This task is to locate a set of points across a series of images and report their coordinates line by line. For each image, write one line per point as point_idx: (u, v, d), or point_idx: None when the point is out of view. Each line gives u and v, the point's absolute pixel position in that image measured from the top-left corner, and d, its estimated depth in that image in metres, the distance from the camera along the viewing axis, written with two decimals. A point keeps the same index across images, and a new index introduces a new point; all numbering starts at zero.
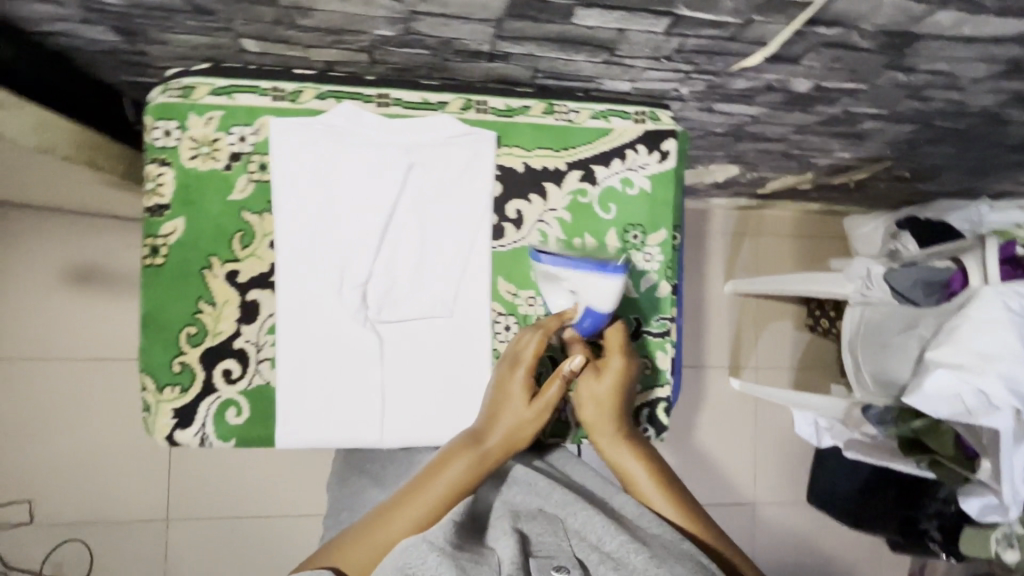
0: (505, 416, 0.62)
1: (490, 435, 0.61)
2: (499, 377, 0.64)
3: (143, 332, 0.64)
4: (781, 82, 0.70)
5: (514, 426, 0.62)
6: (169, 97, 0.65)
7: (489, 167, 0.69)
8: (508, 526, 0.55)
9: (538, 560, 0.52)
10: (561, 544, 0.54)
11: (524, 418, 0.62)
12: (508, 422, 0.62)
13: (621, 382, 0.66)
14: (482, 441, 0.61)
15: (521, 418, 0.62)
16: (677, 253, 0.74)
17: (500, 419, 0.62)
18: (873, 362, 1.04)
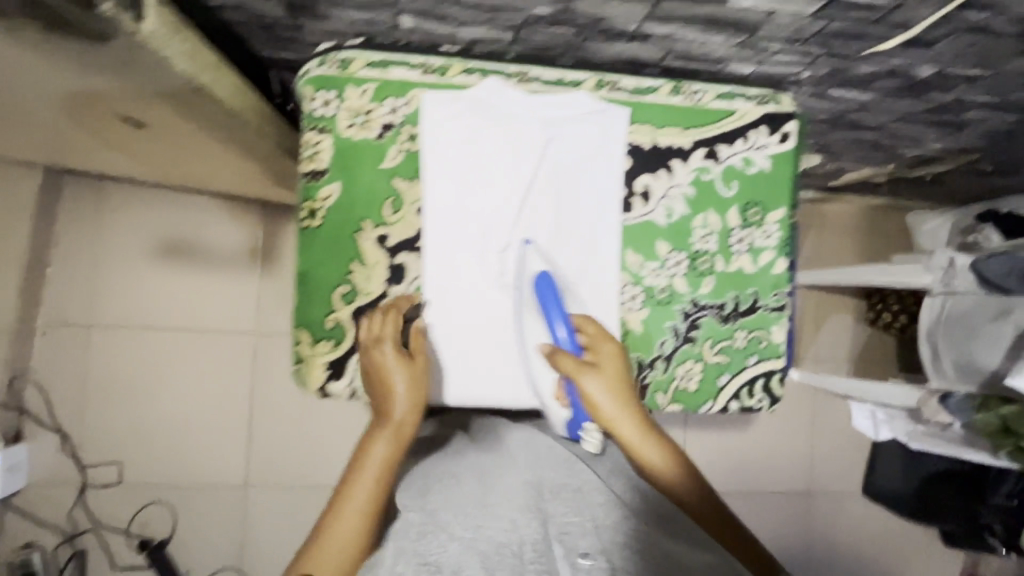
0: (392, 388, 0.64)
1: (392, 404, 0.64)
2: (375, 361, 0.65)
3: (300, 290, 0.70)
4: (905, 68, 0.72)
5: (411, 390, 0.65)
6: (327, 69, 0.68)
7: (620, 143, 0.73)
8: (531, 510, 0.56)
9: (561, 546, 0.53)
10: (584, 524, 0.55)
11: (411, 382, 0.65)
12: (396, 391, 0.64)
13: (610, 369, 0.68)
14: (390, 417, 0.64)
15: (407, 384, 0.65)
16: (793, 231, 0.77)
17: (393, 389, 0.64)
18: (956, 351, 1.08)
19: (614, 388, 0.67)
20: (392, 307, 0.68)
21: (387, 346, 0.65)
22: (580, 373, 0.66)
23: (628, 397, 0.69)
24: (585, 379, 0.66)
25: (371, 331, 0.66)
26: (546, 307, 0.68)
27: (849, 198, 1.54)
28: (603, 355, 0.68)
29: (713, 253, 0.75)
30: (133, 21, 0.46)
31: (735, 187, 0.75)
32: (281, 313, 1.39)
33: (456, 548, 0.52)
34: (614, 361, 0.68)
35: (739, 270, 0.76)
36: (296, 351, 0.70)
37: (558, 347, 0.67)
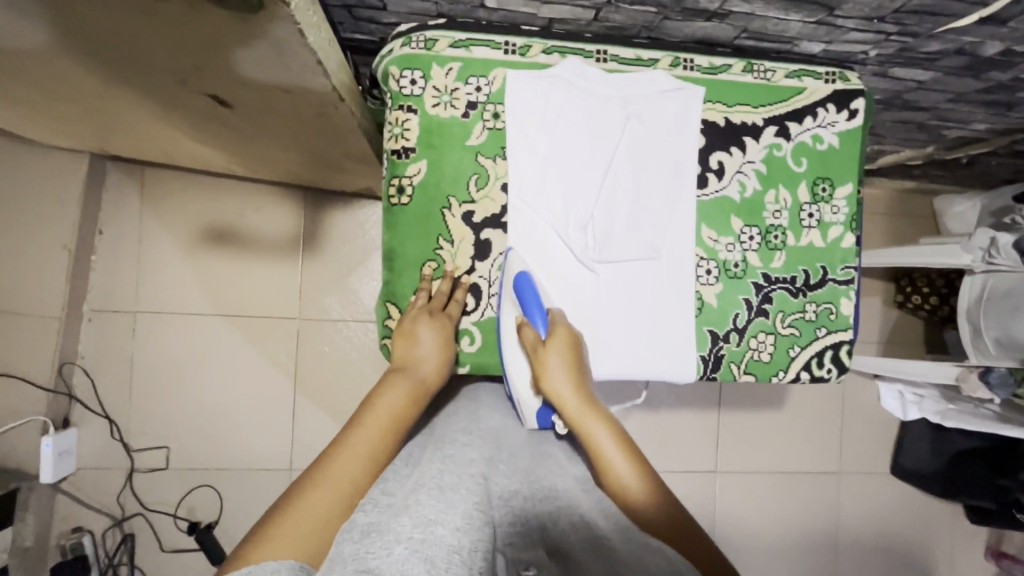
0: (427, 357, 0.67)
1: (423, 370, 0.66)
2: (412, 321, 0.68)
3: (388, 266, 0.72)
4: (973, 46, 0.75)
5: (443, 363, 0.68)
6: (413, 49, 0.70)
7: (697, 120, 0.74)
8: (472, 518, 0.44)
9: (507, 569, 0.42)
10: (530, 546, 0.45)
11: (447, 359, 0.69)
12: (430, 358, 0.67)
13: (564, 352, 0.65)
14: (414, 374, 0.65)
15: (442, 356, 0.68)
16: (861, 206, 0.79)
17: (430, 358, 0.67)
18: (1000, 327, 1.12)
19: (569, 371, 0.64)
20: (438, 289, 0.71)
21: (438, 317, 0.68)
22: (535, 353, 0.66)
23: (589, 389, 0.64)
24: (540, 359, 0.65)
25: (430, 304, 0.69)
26: (523, 293, 0.68)
27: (879, 182, 1.57)
28: (560, 339, 0.66)
29: (784, 228, 0.77)
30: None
31: (805, 162, 0.77)
32: (323, 299, 1.40)
33: (402, 553, 0.39)
34: (571, 346, 0.66)
35: (810, 244, 0.77)
36: (384, 327, 0.72)
37: (525, 324, 0.67)
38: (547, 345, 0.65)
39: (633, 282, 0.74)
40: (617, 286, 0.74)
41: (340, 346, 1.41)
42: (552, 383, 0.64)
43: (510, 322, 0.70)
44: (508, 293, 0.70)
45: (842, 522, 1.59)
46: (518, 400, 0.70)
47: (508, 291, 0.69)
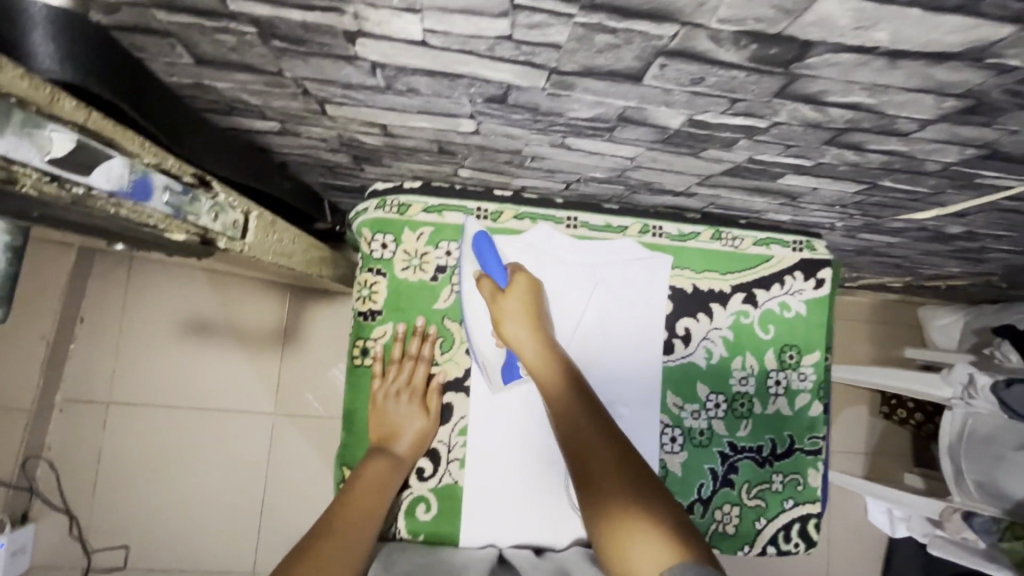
0: (400, 425, 0.69)
1: (398, 443, 0.69)
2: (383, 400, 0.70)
3: (348, 429, 0.72)
4: (936, 227, 0.76)
5: (418, 437, 0.70)
6: (387, 214, 0.72)
7: (663, 288, 0.76)
8: None
9: None
10: None
11: (423, 430, 0.70)
12: (407, 430, 0.69)
13: (524, 306, 0.69)
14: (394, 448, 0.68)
15: (418, 432, 0.70)
16: (827, 373, 0.79)
17: (406, 431, 0.69)
18: (982, 473, 1.10)
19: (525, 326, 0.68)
20: (411, 351, 0.72)
21: (406, 392, 0.70)
22: (494, 302, 0.70)
23: (547, 340, 0.68)
24: (497, 308, 0.69)
25: (399, 378, 0.71)
26: (481, 254, 0.71)
27: (863, 292, 1.57)
28: (518, 288, 0.70)
29: (751, 395, 0.77)
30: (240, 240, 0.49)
31: (772, 329, 0.78)
32: (299, 394, 1.39)
33: None
34: (529, 295, 0.70)
35: (776, 412, 0.77)
36: (338, 491, 0.71)
37: (483, 278, 0.71)
38: (507, 294, 0.69)
39: None
40: None
41: (312, 443, 1.38)
42: (510, 331, 0.68)
43: (467, 278, 0.72)
44: (466, 255, 0.72)
45: None
46: (480, 356, 0.72)
47: (466, 252, 0.72)
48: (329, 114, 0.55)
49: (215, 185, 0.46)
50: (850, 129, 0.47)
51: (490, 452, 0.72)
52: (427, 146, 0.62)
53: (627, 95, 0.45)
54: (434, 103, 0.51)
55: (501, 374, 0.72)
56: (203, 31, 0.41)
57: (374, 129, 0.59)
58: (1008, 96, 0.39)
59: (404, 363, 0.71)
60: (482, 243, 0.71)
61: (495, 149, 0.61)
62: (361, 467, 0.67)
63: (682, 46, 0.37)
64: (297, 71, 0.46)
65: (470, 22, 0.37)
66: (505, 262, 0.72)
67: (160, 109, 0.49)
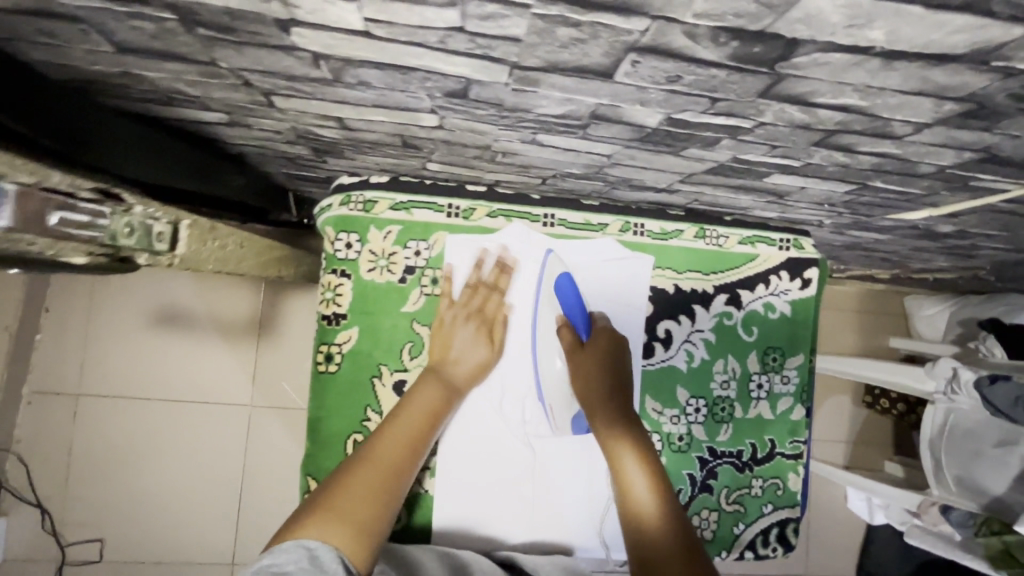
0: (463, 352, 0.67)
1: (458, 370, 0.67)
2: (446, 321, 0.68)
3: (313, 438, 0.67)
4: (926, 225, 0.73)
5: (480, 366, 0.68)
6: (351, 211, 0.68)
7: (643, 290, 0.72)
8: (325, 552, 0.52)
9: None
10: None
11: (486, 360, 0.68)
12: (466, 359, 0.67)
13: (606, 361, 0.70)
14: (449, 376, 0.66)
15: (477, 363, 0.68)
16: (811, 376, 0.77)
17: (466, 360, 0.67)
18: (960, 467, 1.10)
19: (608, 381, 0.69)
20: (489, 281, 0.69)
21: (476, 319, 0.68)
22: (573, 356, 0.69)
23: (620, 396, 0.69)
24: (576, 363, 0.69)
25: (468, 306, 0.68)
26: (563, 297, 0.70)
27: (851, 281, 1.56)
28: (597, 342, 0.70)
29: (732, 399, 0.74)
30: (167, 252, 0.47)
31: (755, 332, 0.75)
32: (278, 384, 1.35)
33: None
34: (609, 353, 0.70)
35: (757, 416, 0.75)
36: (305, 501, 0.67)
37: (566, 326, 0.70)
38: (587, 351, 0.70)
39: (570, 456, 0.71)
40: (555, 459, 0.71)
41: (290, 434, 1.35)
42: (584, 390, 0.69)
43: (546, 322, 0.70)
44: (546, 295, 0.70)
45: None
46: (550, 404, 0.70)
47: (547, 291, 0.70)
48: (277, 107, 0.51)
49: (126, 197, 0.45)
50: (839, 131, 0.44)
51: (460, 460, 0.70)
52: (390, 140, 0.58)
53: (597, 93, 0.41)
54: (389, 97, 0.46)
55: (572, 424, 0.70)
56: (117, 18, 0.36)
57: (330, 123, 0.54)
58: (1012, 100, 0.36)
59: (478, 290, 0.69)
60: (569, 300, 0.70)
61: (463, 144, 0.57)
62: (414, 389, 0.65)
63: (654, 43, 0.33)
64: (233, 61, 0.42)
65: (414, 11, 0.33)
66: (589, 310, 0.71)
67: (57, 113, 0.45)
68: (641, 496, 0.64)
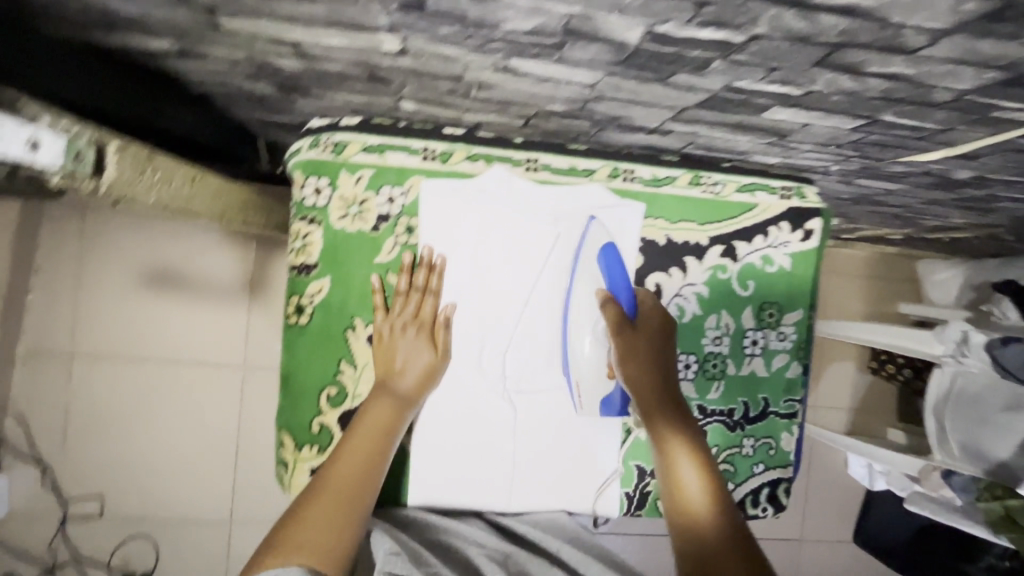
0: (406, 362, 0.63)
1: (403, 381, 0.62)
2: (388, 331, 0.64)
3: (285, 392, 0.65)
4: (941, 171, 0.67)
5: (426, 374, 0.63)
6: (321, 154, 0.63)
7: (633, 238, 0.68)
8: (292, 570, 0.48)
9: None
10: None
11: (432, 366, 0.64)
12: (408, 366, 0.63)
13: (653, 342, 0.67)
14: (396, 386, 0.62)
15: (423, 369, 0.63)
16: (810, 333, 0.73)
17: (411, 367, 0.63)
18: (965, 432, 1.06)
19: (651, 356, 0.66)
20: (418, 282, 0.64)
21: (415, 326, 0.64)
22: (621, 332, 0.65)
23: (665, 375, 0.66)
24: (623, 342, 0.66)
25: (406, 311, 0.64)
26: (608, 271, 0.67)
27: (859, 244, 1.50)
28: (648, 321, 0.67)
29: (724, 356, 0.71)
30: (91, 174, 0.42)
31: (751, 286, 0.71)
32: (272, 347, 1.34)
33: None
34: (658, 334, 0.67)
35: (751, 374, 0.71)
36: (279, 454, 0.66)
37: (609, 302, 0.66)
38: (634, 328, 0.66)
39: (554, 416, 0.68)
40: (538, 419, 0.68)
41: None
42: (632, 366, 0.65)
43: (587, 294, 0.67)
44: (588, 265, 0.66)
45: None
46: (575, 380, 0.67)
47: (592, 264, 0.66)
48: (226, 29, 0.47)
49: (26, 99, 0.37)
50: (844, 44, 0.39)
51: (439, 419, 0.66)
52: (355, 71, 0.53)
53: None
54: (341, 11, 0.42)
55: (599, 405, 0.68)
56: None
57: (287, 49, 0.50)
58: None
59: (411, 294, 0.64)
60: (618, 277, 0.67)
61: (432, 74, 0.52)
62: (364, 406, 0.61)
63: None
64: None
65: None
66: (634, 288, 0.68)
67: None
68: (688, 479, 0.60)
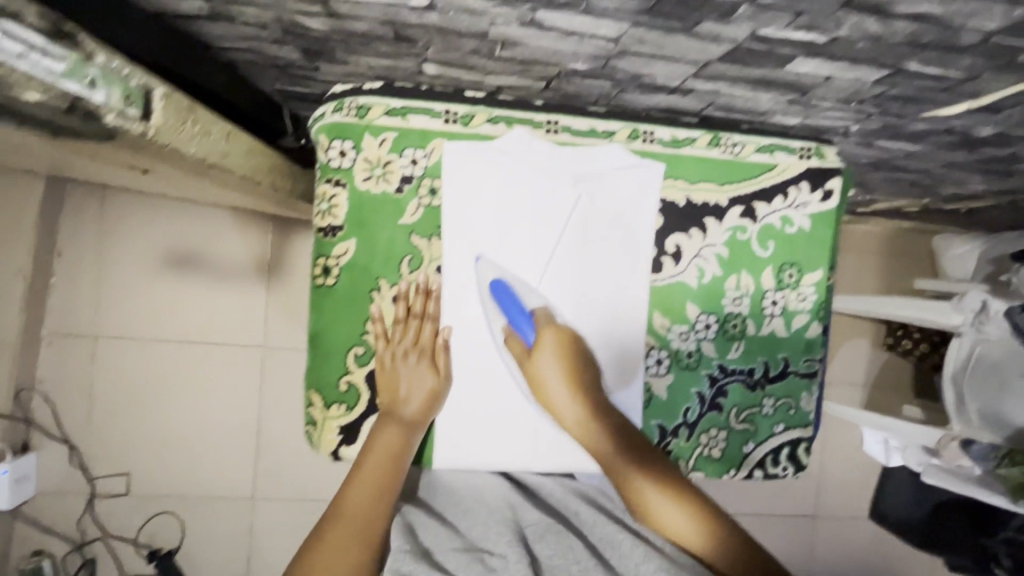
0: (410, 390, 0.65)
1: (408, 408, 0.65)
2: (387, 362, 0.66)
3: (313, 352, 0.67)
4: (963, 128, 0.67)
5: (430, 397, 0.66)
6: (346, 118, 0.65)
7: (653, 199, 0.69)
8: None
9: None
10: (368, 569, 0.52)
11: (436, 389, 0.66)
12: (412, 395, 0.65)
13: (568, 369, 0.66)
14: (401, 413, 0.65)
15: (428, 392, 0.65)
16: (829, 294, 0.73)
17: (416, 393, 0.65)
18: (983, 399, 1.07)
19: (568, 385, 0.66)
20: (416, 310, 0.66)
21: (418, 353, 0.66)
22: (526, 366, 0.66)
23: (591, 397, 0.66)
24: (537, 377, 0.66)
25: (407, 340, 0.66)
26: (502, 303, 0.65)
27: (874, 219, 1.49)
28: (548, 346, 0.65)
29: (744, 316, 0.71)
30: (140, 120, 0.46)
31: (771, 247, 0.71)
32: (291, 329, 1.36)
33: None
34: (566, 355, 0.66)
35: (771, 334, 0.72)
36: (307, 413, 0.68)
37: (511, 336, 0.66)
38: (537, 358, 0.65)
39: None
40: None
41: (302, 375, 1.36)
42: (552, 398, 0.66)
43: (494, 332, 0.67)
44: (482, 304, 0.66)
45: (816, 569, 1.54)
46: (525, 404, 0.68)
47: (483, 301, 0.66)
48: None
49: (86, 41, 0.41)
50: None
51: (462, 379, 0.67)
52: (383, 31, 0.55)
53: None
54: None
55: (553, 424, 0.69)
56: None
57: (318, 8, 0.51)
58: None
59: (410, 323, 0.66)
60: (508, 304, 0.65)
61: (458, 32, 0.53)
62: (375, 432, 0.65)
63: None
64: None
65: None
66: (530, 309, 0.65)
67: None
68: (662, 505, 0.63)
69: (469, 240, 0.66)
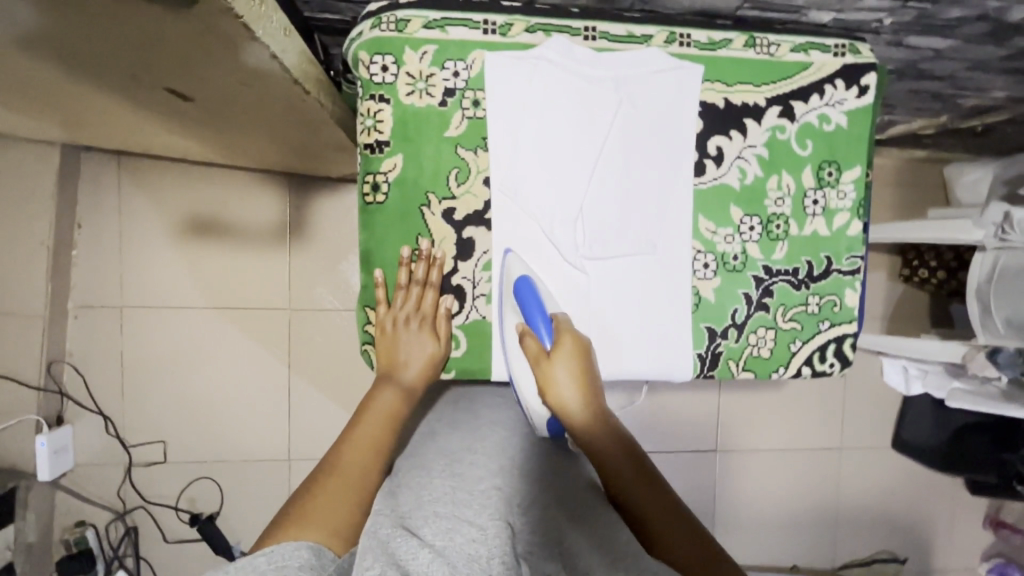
0: (410, 356, 0.68)
1: (407, 372, 0.68)
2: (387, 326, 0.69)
3: (368, 269, 0.69)
4: (998, 11, 0.68)
5: (428, 362, 0.68)
6: (384, 31, 0.64)
7: (693, 101, 0.69)
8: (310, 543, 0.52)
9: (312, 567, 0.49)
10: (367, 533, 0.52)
11: (434, 355, 0.69)
12: (412, 360, 0.68)
13: (580, 378, 0.66)
14: (401, 376, 0.68)
15: (427, 357, 0.68)
16: (868, 191, 0.74)
17: (414, 359, 0.68)
18: (1008, 306, 1.09)
19: (578, 385, 0.66)
20: (419, 276, 0.68)
21: (418, 317, 0.68)
22: (540, 366, 0.66)
23: (596, 402, 0.67)
24: (548, 376, 0.65)
25: (407, 305, 0.68)
26: (524, 301, 0.66)
27: (887, 150, 1.50)
28: (567, 352, 0.65)
29: (786, 216, 0.72)
30: None
31: (810, 145, 0.72)
32: (315, 290, 1.36)
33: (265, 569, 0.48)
34: (579, 361, 0.66)
35: (813, 233, 0.73)
36: (365, 332, 0.71)
37: (528, 334, 0.66)
38: (553, 357, 0.65)
39: (626, 281, 0.70)
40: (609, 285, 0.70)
41: (329, 334, 1.37)
42: (559, 396, 0.66)
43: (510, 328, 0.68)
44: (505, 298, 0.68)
45: (843, 499, 1.57)
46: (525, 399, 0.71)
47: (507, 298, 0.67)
48: None
49: None
50: None
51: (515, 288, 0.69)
52: None
53: None
54: None
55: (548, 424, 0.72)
56: None
57: None
58: None
59: (411, 289, 0.68)
60: (530, 302, 0.65)
61: None
62: (373, 394, 0.68)
63: None
64: None
65: None
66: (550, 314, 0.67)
67: None
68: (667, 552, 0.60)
69: (513, 150, 0.67)
